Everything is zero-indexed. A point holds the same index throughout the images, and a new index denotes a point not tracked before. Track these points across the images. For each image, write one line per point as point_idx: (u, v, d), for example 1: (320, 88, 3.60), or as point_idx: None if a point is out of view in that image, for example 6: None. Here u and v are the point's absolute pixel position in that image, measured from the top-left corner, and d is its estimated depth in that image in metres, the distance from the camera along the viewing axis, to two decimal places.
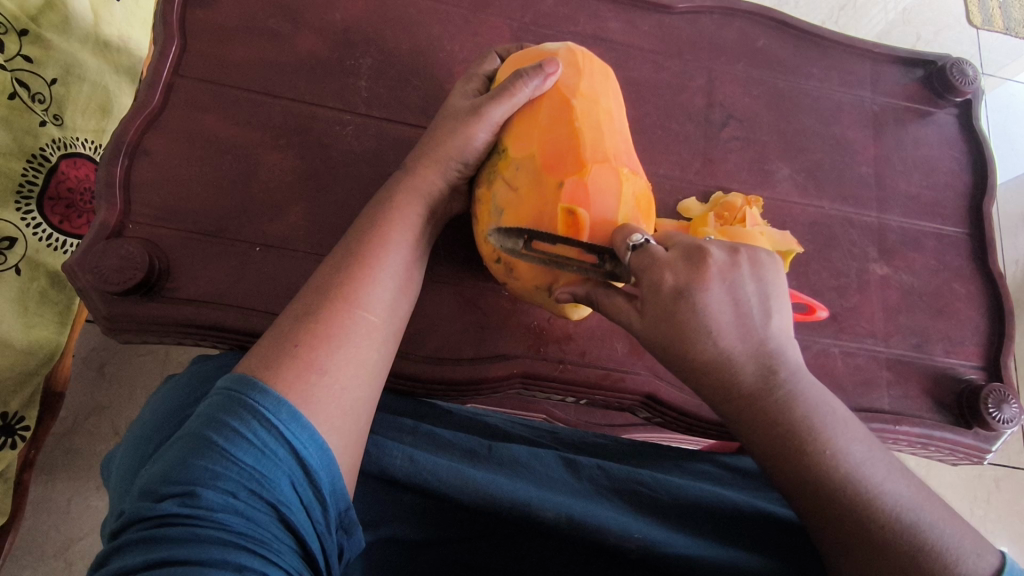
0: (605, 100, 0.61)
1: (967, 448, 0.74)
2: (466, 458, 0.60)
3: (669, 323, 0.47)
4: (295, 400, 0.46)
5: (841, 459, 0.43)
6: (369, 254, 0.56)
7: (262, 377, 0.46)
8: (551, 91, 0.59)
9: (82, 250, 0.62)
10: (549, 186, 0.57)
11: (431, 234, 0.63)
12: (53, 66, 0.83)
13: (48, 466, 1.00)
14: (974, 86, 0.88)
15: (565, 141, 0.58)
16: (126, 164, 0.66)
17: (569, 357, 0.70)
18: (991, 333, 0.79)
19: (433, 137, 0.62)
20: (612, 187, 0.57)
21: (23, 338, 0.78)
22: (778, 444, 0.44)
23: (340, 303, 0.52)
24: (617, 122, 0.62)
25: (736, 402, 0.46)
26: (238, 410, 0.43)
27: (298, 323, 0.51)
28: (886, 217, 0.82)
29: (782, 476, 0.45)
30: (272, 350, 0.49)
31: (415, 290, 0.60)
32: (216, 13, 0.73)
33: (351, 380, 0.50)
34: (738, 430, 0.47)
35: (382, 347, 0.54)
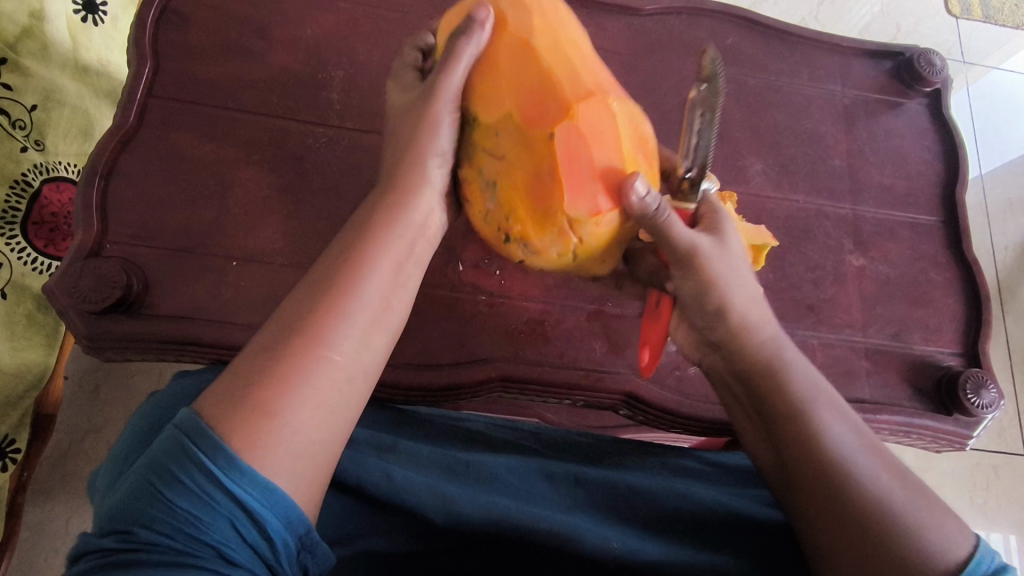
0: (565, 31, 0.53)
1: (949, 435, 0.75)
2: (446, 473, 0.61)
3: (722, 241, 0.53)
4: (245, 448, 0.41)
5: (826, 427, 0.49)
6: (343, 269, 0.49)
7: (209, 414, 0.42)
8: (502, 39, 0.53)
9: (61, 271, 0.63)
10: (533, 146, 0.51)
11: (422, 252, 0.55)
12: (33, 92, 0.83)
13: (45, 488, 1.01)
14: (943, 75, 0.89)
15: (537, 87, 0.51)
16: (103, 184, 0.68)
17: (548, 359, 0.70)
18: (969, 319, 0.80)
19: (400, 136, 0.55)
20: (604, 123, 0.51)
21: (11, 362, 0.80)
22: (775, 397, 0.52)
23: (306, 340, 0.46)
24: (587, 53, 0.54)
25: (756, 360, 0.54)
26: (179, 452, 0.40)
27: (260, 354, 0.45)
28: (860, 208, 0.83)
29: (775, 427, 0.51)
30: (232, 394, 0.43)
31: (402, 312, 0.52)
32: (188, 33, 0.74)
33: (320, 411, 0.44)
34: (745, 392, 0.55)
35: (364, 376, 0.48)
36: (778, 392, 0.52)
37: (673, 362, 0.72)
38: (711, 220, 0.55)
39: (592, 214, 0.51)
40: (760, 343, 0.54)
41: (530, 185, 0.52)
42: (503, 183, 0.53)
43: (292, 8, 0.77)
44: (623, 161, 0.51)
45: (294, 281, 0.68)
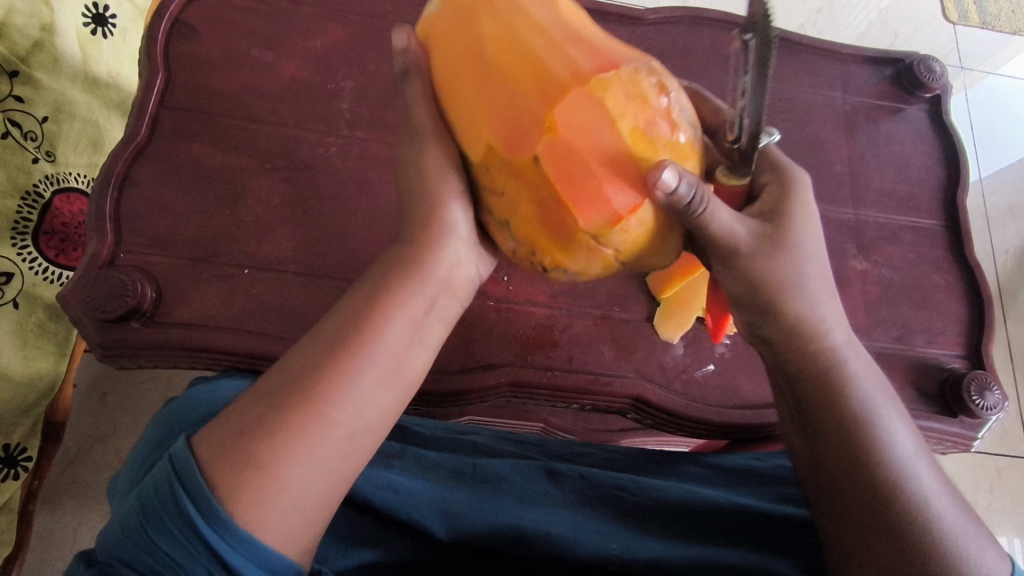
0: (526, 18, 0.45)
1: (954, 436, 0.75)
2: (452, 478, 0.61)
3: (782, 231, 0.45)
4: (229, 502, 0.40)
5: (886, 439, 0.46)
6: (361, 318, 0.46)
7: (204, 453, 0.41)
8: (457, 57, 0.47)
9: (74, 279, 0.64)
10: (523, 161, 0.44)
11: (450, 299, 0.50)
12: (45, 104, 0.85)
13: (54, 496, 1.02)
14: (942, 81, 0.90)
15: (510, 99, 0.44)
16: (116, 195, 0.69)
17: (556, 364, 0.71)
18: (972, 322, 0.80)
19: (409, 173, 0.51)
20: (593, 113, 0.43)
21: (22, 370, 0.80)
22: (835, 402, 0.47)
23: (301, 400, 0.43)
24: (556, 32, 0.45)
25: (813, 358, 0.48)
26: (167, 486, 0.40)
27: (260, 403, 0.43)
28: (862, 213, 0.83)
29: (831, 438, 0.47)
30: (227, 446, 0.41)
31: (417, 368, 0.47)
32: (198, 45, 0.75)
33: (316, 471, 0.42)
34: (796, 394, 0.50)
35: (368, 418, 0.45)
36: (839, 395, 0.47)
37: (680, 366, 0.73)
38: (777, 191, 0.47)
39: (612, 222, 0.44)
40: (817, 337, 0.48)
41: (536, 205, 0.45)
42: (508, 215, 0.47)
43: (301, 20, 0.78)
44: (636, 155, 0.43)
45: (304, 289, 0.69)
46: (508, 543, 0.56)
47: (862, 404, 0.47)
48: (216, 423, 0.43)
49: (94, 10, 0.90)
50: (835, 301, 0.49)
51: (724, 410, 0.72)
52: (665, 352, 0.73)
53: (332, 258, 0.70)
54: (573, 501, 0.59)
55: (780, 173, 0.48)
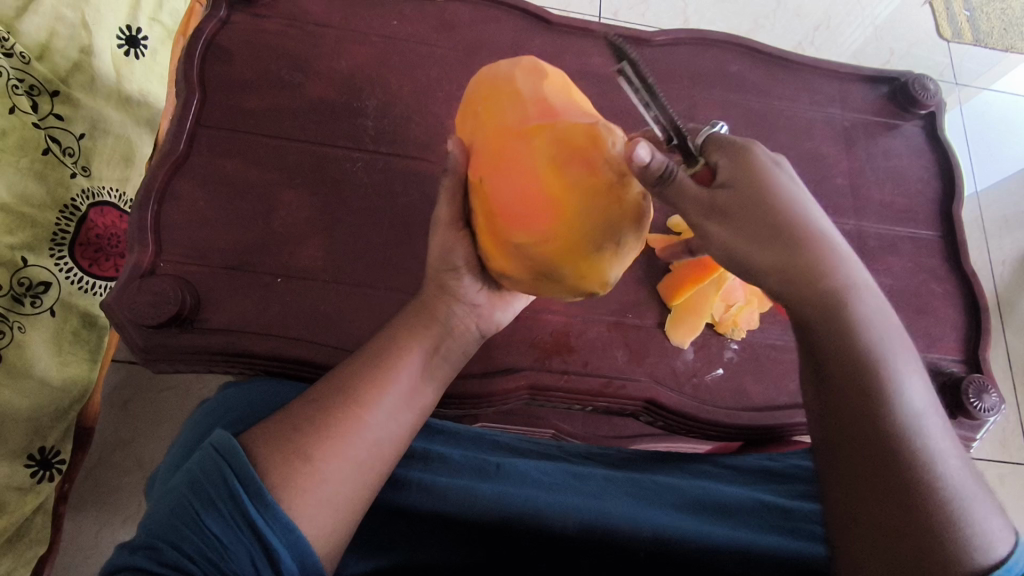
0: (510, 82, 0.57)
1: (955, 438, 0.78)
2: (479, 475, 0.65)
3: (754, 190, 0.46)
4: (281, 489, 0.47)
5: (900, 392, 0.42)
6: (383, 353, 0.58)
7: (254, 449, 0.49)
8: (469, 109, 0.60)
9: (118, 288, 0.68)
10: (478, 190, 0.56)
11: (447, 357, 0.62)
12: (82, 122, 0.89)
13: (79, 503, 1.04)
14: (936, 99, 0.94)
15: (485, 142, 0.57)
16: (156, 208, 0.72)
17: (572, 368, 0.74)
18: (970, 328, 0.84)
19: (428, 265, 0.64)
20: (521, 151, 0.53)
21: (57, 376, 0.84)
22: (842, 351, 0.44)
23: (343, 399, 0.53)
24: (530, 95, 0.56)
25: (819, 303, 0.45)
26: (217, 475, 0.47)
27: (304, 409, 0.53)
28: (862, 224, 0.87)
29: (835, 388, 0.44)
30: (275, 433, 0.50)
31: (427, 401, 0.59)
32: (232, 67, 0.80)
33: (349, 467, 0.51)
34: (804, 341, 0.46)
35: (385, 427, 0.54)
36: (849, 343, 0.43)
37: (690, 370, 0.76)
38: (739, 153, 0.48)
39: (535, 242, 0.54)
40: (819, 280, 0.45)
41: (488, 225, 0.57)
42: (480, 233, 0.59)
43: (327, 42, 0.82)
44: (548, 183, 0.52)
45: (333, 296, 0.72)
46: (527, 524, 0.59)
47: (874, 350, 0.43)
48: (257, 431, 0.51)
49: (127, 31, 0.94)
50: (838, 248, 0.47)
51: (732, 412, 0.75)
52: (676, 356, 0.77)
53: (359, 268, 0.74)
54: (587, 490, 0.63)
55: (736, 140, 0.49)
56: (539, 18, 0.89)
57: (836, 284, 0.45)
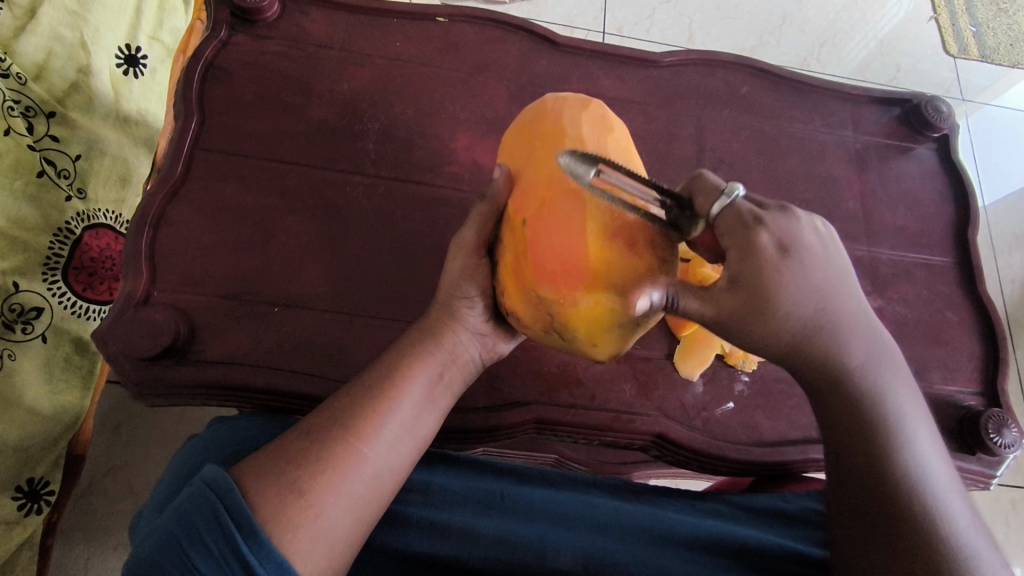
0: (573, 129, 0.56)
1: (973, 474, 0.76)
2: (481, 510, 0.63)
3: (756, 286, 0.46)
4: (272, 525, 0.45)
5: (911, 457, 0.48)
6: (388, 376, 0.55)
7: (248, 483, 0.46)
8: (524, 140, 0.60)
9: (112, 317, 0.65)
10: (516, 230, 0.55)
11: (453, 384, 0.59)
12: (78, 143, 0.87)
13: (69, 529, 1.02)
14: (950, 122, 0.92)
15: (532, 180, 0.56)
16: (152, 234, 0.70)
17: (579, 402, 0.72)
18: (987, 358, 0.82)
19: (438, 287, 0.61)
20: (574, 210, 0.52)
21: (47, 405, 0.81)
22: (856, 422, 0.48)
23: (341, 430, 0.51)
24: (591, 148, 0.56)
25: (833, 378, 0.49)
26: (208, 511, 0.44)
27: (304, 439, 0.50)
28: (876, 250, 0.85)
29: (847, 455, 0.49)
30: (269, 462, 0.48)
31: (428, 430, 0.56)
32: (232, 88, 0.78)
33: (346, 500, 0.48)
34: (815, 407, 0.51)
35: (391, 465, 0.52)
36: (864, 416, 0.48)
37: (700, 404, 0.74)
38: (741, 238, 0.47)
39: (558, 295, 0.52)
40: (828, 358, 0.49)
41: (513, 263, 0.55)
42: (501, 271, 0.57)
43: (329, 64, 0.81)
44: (590, 243, 0.52)
45: (332, 326, 0.70)
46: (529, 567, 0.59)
47: (886, 421, 0.48)
48: (248, 462, 0.48)
49: (126, 51, 0.93)
50: (853, 325, 0.49)
51: (744, 448, 0.73)
52: (686, 389, 0.74)
53: (359, 296, 0.72)
54: (590, 527, 0.62)
55: (745, 217, 0.47)
56: (545, 38, 0.87)
57: (852, 362, 0.49)
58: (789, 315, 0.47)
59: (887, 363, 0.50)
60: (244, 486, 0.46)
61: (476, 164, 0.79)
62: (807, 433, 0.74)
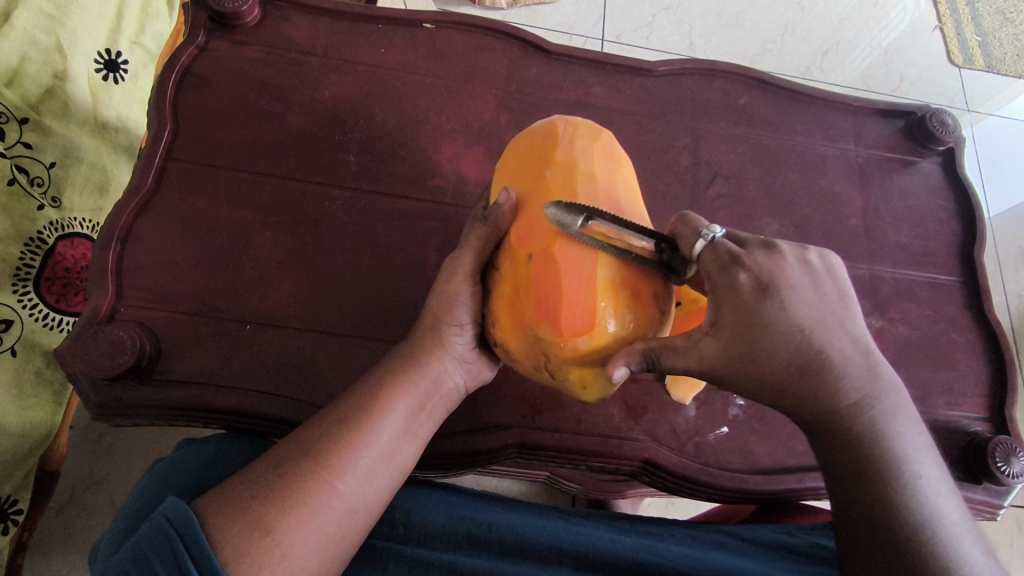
0: (585, 163, 0.54)
1: (979, 505, 0.72)
2: (465, 543, 0.61)
3: (739, 331, 0.45)
4: (234, 567, 0.41)
5: (920, 498, 0.42)
6: (367, 404, 0.50)
7: (210, 520, 0.42)
8: (530, 166, 0.56)
9: (74, 335, 0.63)
10: (518, 262, 0.52)
11: (437, 409, 0.55)
12: (53, 150, 0.84)
13: (44, 542, 0.94)
14: (956, 135, 0.88)
15: (538, 211, 0.52)
16: (119, 248, 0.68)
17: (564, 426, 0.69)
18: (994, 382, 0.78)
19: (426, 306, 0.57)
20: (584, 253, 0.49)
21: (16, 422, 0.78)
22: (855, 461, 0.44)
23: (311, 462, 0.46)
24: (603, 186, 0.53)
25: (827, 414, 0.45)
26: (167, 550, 0.41)
27: (273, 472, 0.46)
28: (878, 268, 0.82)
29: (848, 498, 0.44)
30: (233, 497, 0.44)
31: (410, 458, 0.52)
32: (208, 96, 0.75)
33: (316, 540, 0.44)
34: (815, 446, 0.47)
35: (368, 499, 0.48)
36: (863, 454, 0.44)
37: (692, 429, 0.71)
38: (724, 279, 0.45)
39: (558, 337, 0.49)
40: (821, 395, 0.45)
41: (512, 297, 0.52)
42: (495, 306, 0.54)
43: (311, 71, 0.78)
44: (597, 290, 0.49)
45: (308, 344, 0.67)
46: None
47: (892, 459, 0.43)
48: (210, 495, 0.45)
49: (106, 56, 0.90)
50: (854, 359, 0.45)
51: (738, 475, 0.69)
52: (677, 412, 0.71)
53: (336, 313, 0.69)
54: (574, 562, 0.60)
55: (722, 252, 0.46)
56: (535, 46, 0.84)
57: (851, 399, 0.44)
58: (771, 351, 0.44)
59: (890, 396, 0.45)
60: (204, 523, 0.42)
61: (461, 176, 0.76)
62: (804, 459, 0.71)
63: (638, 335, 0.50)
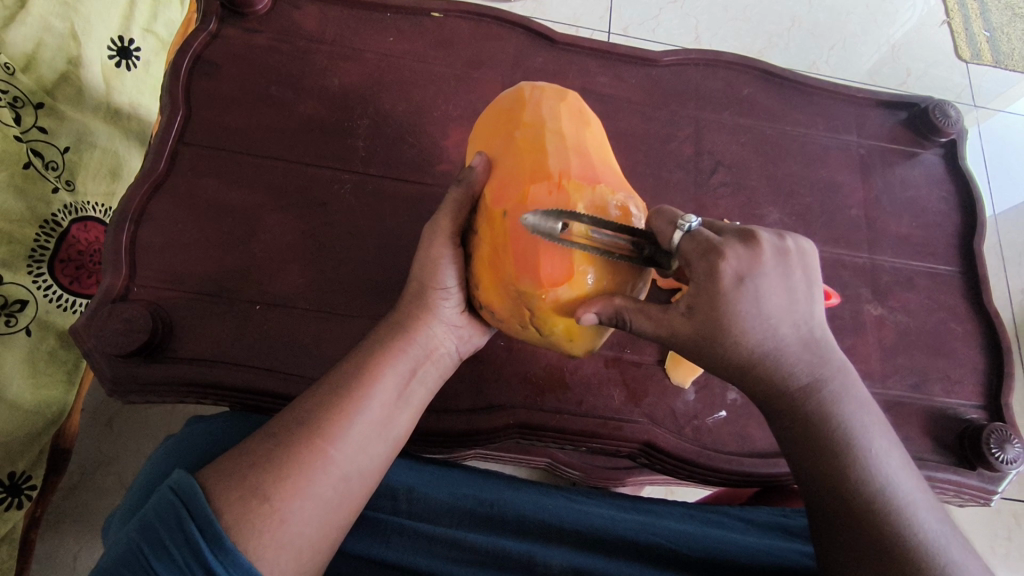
0: (552, 119, 0.56)
1: (974, 490, 0.73)
2: (470, 520, 0.62)
3: (710, 317, 0.45)
4: (236, 532, 0.42)
5: (873, 471, 0.44)
6: (357, 375, 0.52)
7: (212, 488, 0.44)
8: (500, 129, 0.58)
9: (88, 313, 0.64)
10: (494, 222, 0.53)
11: (427, 382, 0.56)
12: (67, 135, 0.86)
13: (55, 520, 0.97)
14: (958, 127, 0.89)
15: (510, 170, 0.54)
16: (133, 229, 0.69)
17: (566, 407, 0.70)
18: (991, 370, 0.79)
19: (411, 280, 0.58)
20: (559, 202, 0.51)
21: (30, 398, 0.80)
22: (812, 440, 0.45)
23: (304, 433, 0.48)
24: (573, 140, 0.55)
25: (785, 394, 0.46)
26: (173, 519, 0.42)
27: (269, 441, 0.47)
28: (877, 257, 0.83)
29: (809, 473, 0.46)
30: (229, 467, 0.46)
31: (403, 428, 0.53)
32: (220, 83, 0.77)
33: (314, 504, 0.46)
34: (773, 424, 0.49)
35: (362, 472, 0.49)
36: (819, 433, 0.45)
37: (690, 412, 0.72)
38: (705, 268, 0.44)
39: (539, 288, 0.51)
40: (780, 377, 0.46)
41: (491, 256, 0.54)
42: (476, 268, 0.56)
43: (319, 58, 0.79)
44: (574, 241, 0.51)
45: (316, 324, 0.69)
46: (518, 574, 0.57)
47: (851, 436, 0.45)
48: (213, 466, 0.46)
49: (119, 43, 0.92)
50: (815, 344, 0.46)
51: (735, 458, 0.70)
52: (676, 396, 0.72)
53: (344, 295, 0.70)
54: (574, 540, 0.61)
55: (703, 243, 0.45)
56: (542, 35, 0.85)
57: (807, 382, 0.46)
58: (738, 335, 0.45)
59: (846, 379, 0.46)
60: (205, 490, 0.44)
61: None
62: None
63: (616, 287, 0.52)
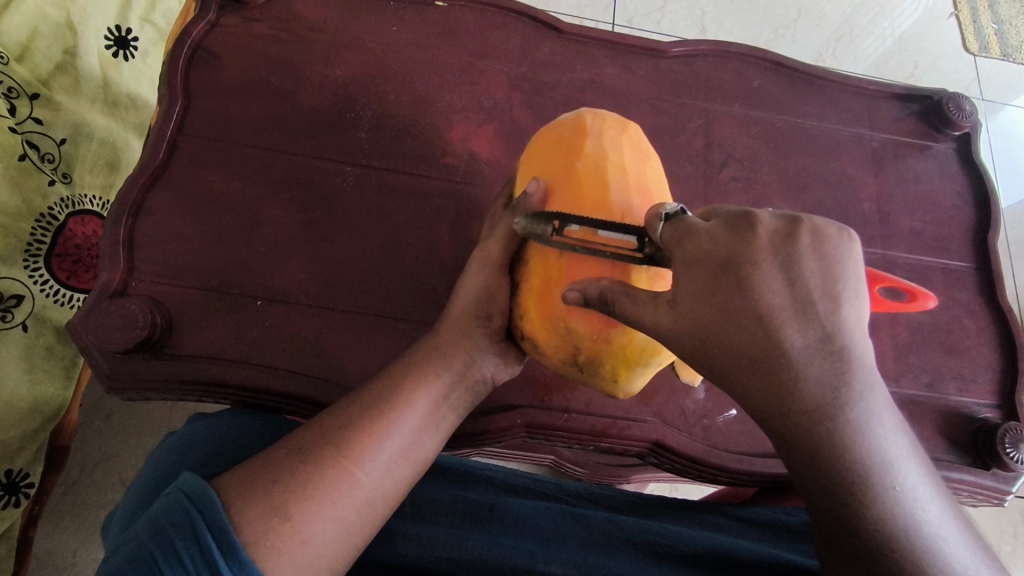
0: (614, 153, 0.54)
1: (987, 490, 0.72)
2: (468, 520, 0.61)
3: (696, 308, 0.41)
4: (254, 548, 0.41)
5: (890, 498, 0.38)
6: (387, 394, 0.51)
7: (232, 501, 0.43)
8: (558, 156, 0.55)
9: (85, 309, 0.63)
10: (549, 253, 0.52)
11: (459, 408, 0.55)
12: (64, 126, 0.84)
13: (54, 517, 0.95)
14: (972, 120, 0.87)
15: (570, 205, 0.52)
16: (131, 222, 0.68)
17: (574, 407, 0.69)
18: (1005, 369, 0.77)
19: (450, 302, 0.57)
20: None
21: (27, 397, 0.79)
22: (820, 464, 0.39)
23: (332, 450, 0.47)
24: (634, 175, 0.54)
25: (792, 415, 0.39)
26: (188, 526, 0.41)
27: (295, 457, 0.46)
28: (890, 252, 0.81)
29: (818, 498, 0.40)
30: (252, 479, 0.44)
31: (429, 452, 0.52)
32: (220, 73, 0.75)
33: (335, 526, 0.44)
34: (777, 445, 0.42)
35: (387, 494, 0.48)
36: (833, 459, 0.39)
37: (700, 411, 0.71)
38: (694, 247, 0.41)
39: (590, 326, 0.51)
40: (784, 394, 0.39)
41: (542, 289, 0.52)
42: (523, 303, 0.55)
43: (321, 48, 0.77)
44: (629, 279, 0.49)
45: (318, 322, 0.67)
46: None
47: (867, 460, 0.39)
48: (230, 477, 0.45)
49: (116, 33, 0.90)
50: (827, 352, 0.39)
51: (747, 457, 0.69)
52: (686, 395, 0.71)
53: (346, 292, 0.69)
54: (577, 541, 0.59)
55: (682, 225, 0.43)
56: (548, 25, 0.83)
57: (815, 399, 0.39)
58: (739, 338, 0.40)
59: (863, 394, 0.39)
60: (223, 502, 0.42)
61: (471, 155, 0.76)
62: None
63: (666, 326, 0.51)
